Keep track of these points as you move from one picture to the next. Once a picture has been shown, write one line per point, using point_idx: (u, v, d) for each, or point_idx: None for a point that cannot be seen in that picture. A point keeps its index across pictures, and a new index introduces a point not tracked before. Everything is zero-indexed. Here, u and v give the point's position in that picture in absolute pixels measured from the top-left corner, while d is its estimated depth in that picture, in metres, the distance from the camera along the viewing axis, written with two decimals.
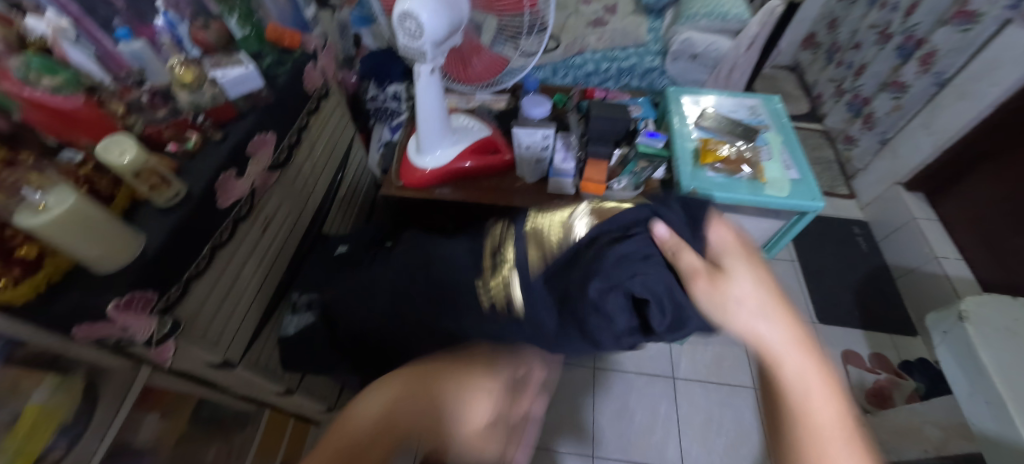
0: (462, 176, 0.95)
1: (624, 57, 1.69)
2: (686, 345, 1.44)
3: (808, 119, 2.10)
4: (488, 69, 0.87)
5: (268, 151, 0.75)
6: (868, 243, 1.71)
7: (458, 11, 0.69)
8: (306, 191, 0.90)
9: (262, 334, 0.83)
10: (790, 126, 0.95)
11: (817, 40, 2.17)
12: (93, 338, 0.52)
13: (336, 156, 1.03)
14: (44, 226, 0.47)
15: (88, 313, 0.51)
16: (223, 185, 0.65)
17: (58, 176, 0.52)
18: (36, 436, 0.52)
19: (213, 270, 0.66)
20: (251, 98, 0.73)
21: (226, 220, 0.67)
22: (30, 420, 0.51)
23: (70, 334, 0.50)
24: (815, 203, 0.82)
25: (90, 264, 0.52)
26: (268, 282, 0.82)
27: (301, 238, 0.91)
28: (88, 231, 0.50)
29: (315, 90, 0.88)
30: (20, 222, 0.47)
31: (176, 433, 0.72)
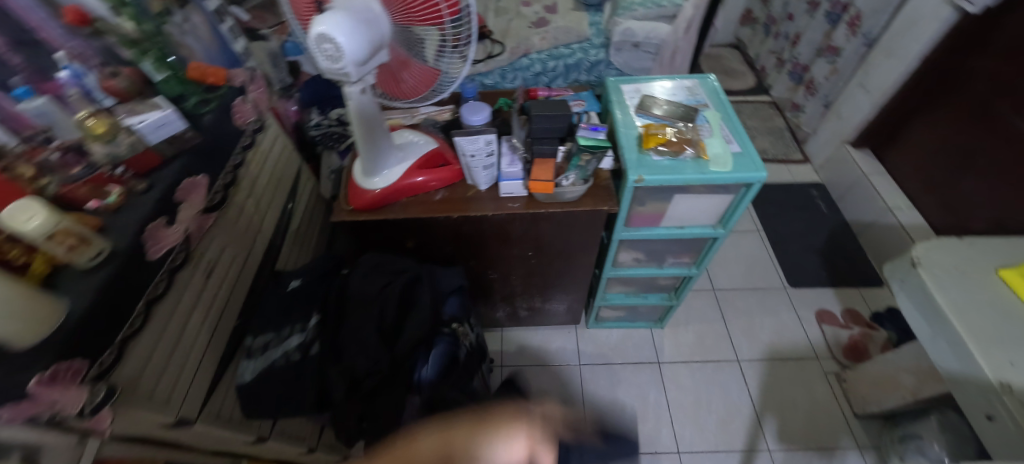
0: (415, 192, 0.92)
1: (569, 54, 1.67)
2: (667, 328, 1.45)
3: (756, 92, 2.16)
4: (420, 82, 0.83)
5: (201, 194, 0.72)
6: (827, 204, 1.75)
7: (377, 29, 0.67)
8: (252, 229, 0.86)
9: (222, 384, 0.76)
10: (727, 104, 0.95)
11: (753, 16, 2.24)
12: (20, 421, 0.46)
13: (284, 187, 0.99)
14: None
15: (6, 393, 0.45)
16: (152, 235, 0.63)
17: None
18: None
19: (152, 325, 0.62)
20: (176, 142, 0.70)
21: (160, 273, 0.64)
22: None
23: None
24: (717, 232, 0.93)
25: (8, 343, 0.46)
26: (222, 329, 0.77)
27: (254, 279, 0.86)
28: None
29: (249, 124, 0.86)
30: None
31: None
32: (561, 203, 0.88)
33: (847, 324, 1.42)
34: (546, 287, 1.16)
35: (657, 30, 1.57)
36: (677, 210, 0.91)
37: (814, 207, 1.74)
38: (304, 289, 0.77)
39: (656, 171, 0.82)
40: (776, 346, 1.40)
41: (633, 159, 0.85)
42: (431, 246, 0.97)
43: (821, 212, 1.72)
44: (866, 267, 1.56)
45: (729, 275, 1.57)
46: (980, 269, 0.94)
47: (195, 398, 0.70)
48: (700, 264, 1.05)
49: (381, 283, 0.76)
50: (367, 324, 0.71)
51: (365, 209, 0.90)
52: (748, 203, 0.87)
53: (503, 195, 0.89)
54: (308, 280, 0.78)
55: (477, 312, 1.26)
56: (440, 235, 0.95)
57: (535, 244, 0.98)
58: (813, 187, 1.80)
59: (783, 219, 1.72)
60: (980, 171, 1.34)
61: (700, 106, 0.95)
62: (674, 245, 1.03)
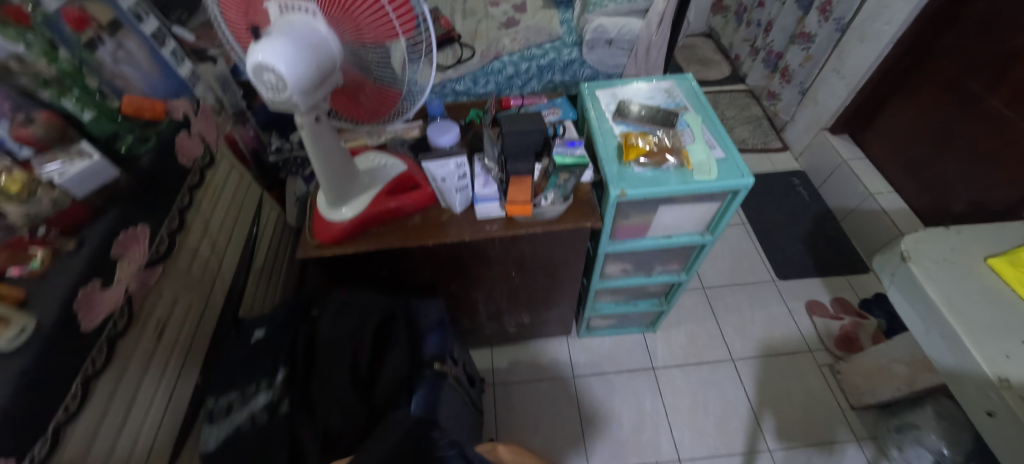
0: (385, 220, 0.86)
1: (542, 53, 1.58)
2: (659, 331, 1.41)
3: (732, 81, 2.14)
4: (380, 103, 0.77)
5: (143, 246, 0.65)
6: (809, 191, 1.74)
7: (324, 53, 0.61)
8: (209, 275, 0.79)
9: (181, 454, 0.70)
10: (707, 105, 0.91)
11: (724, 4, 2.22)
12: None
13: (246, 222, 0.92)
14: None
15: None
16: (86, 301, 0.56)
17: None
18: None
19: (95, 401, 0.56)
20: (108, 189, 0.63)
21: (98, 343, 0.57)
22: None
23: None
24: (705, 239, 0.90)
25: None
26: (180, 393, 0.70)
27: (215, 329, 0.79)
28: None
29: (196, 160, 0.79)
30: None
31: None
32: (542, 222, 0.83)
33: (837, 314, 1.40)
34: (533, 303, 1.11)
35: (629, 26, 1.49)
36: (662, 220, 0.87)
37: (796, 195, 1.73)
38: (268, 340, 0.71)
39: (638, 185, 0.78)
40: (768, 341, 1.38)
41: (613, 173, 0.80)
42: (407, 274, 0.92)
43: (804, 200, 1.71)
44: (851, 254, 1.55)
45: (716, 271, 1.55)
46: (968, 258, 0.92)
47: None
48: (689, 269, 1.02)
49: (353, 326, 0.71)
50: (340, 376, 0.65)
51: (331, 243, 0.83)
52: (735, 209, 0.83)
53: (480, 217, 0.84)
54: (273, 331, 0.72)
55: (464, 333, 1.20)
56: (415, 263, 0.89)
57: (517, 264, 0.93)
58: (794, 175, 1.79)
59: (768, 209, 1.70)
60: (958, 152, 1.33)
61: (679, 109, 0.91)
62: (661, 253, 0.99)
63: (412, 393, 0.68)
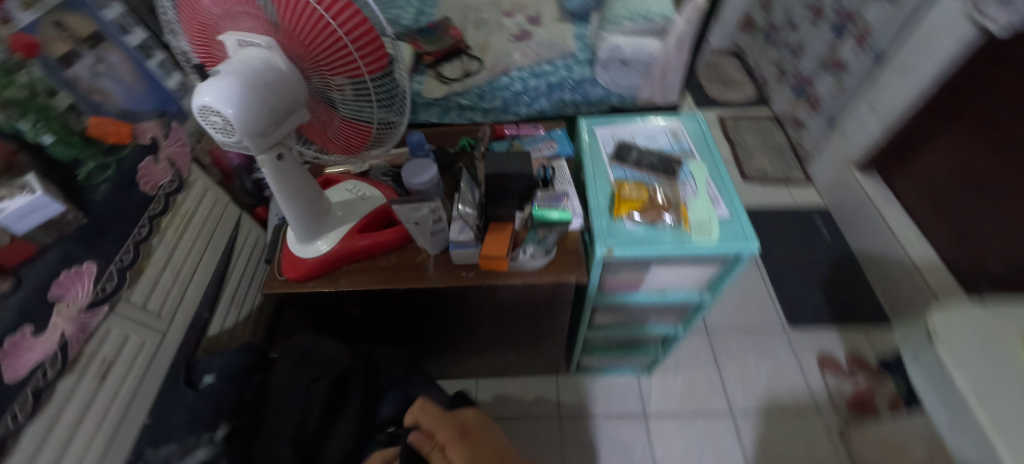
0: (357, 258, 0.81)
1: (552, 71, 1.47)
2: (655, 374, 1.32)
3: (756, 105, 2.02)
4: (350, 141, 0.71)
5: (86, 285, 0.62)
6: (831, 231, 1.62)
7: (282, 92, 0.56)
8: (168, 307, 0.76)
9: None
10: (716, 153, 0.83)
11: (753, 22, 2.10)
12: None
13: (219, 248, 0.89)
14: None
15: None
16: (14, 347, 0.53)
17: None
18: None
19: (21, 454, 0.53)
20: (53, 225, 0.59)
21: (24, 392, 0.53)
22: None
23: None
24: (702, 298, 0.83)
25: None
26: (123, 437, 0.67)
27: (172, 366, 0.76)
28: None
29: (162, 186, 0.76)
30: None
31: None
32: (523, 272, 0.75)
33: (851, 372, 1.30)
34: (518, 346, 1.04)
35: (645, 46, 1.40)
36: (654, 278, 0.80)
37: (816, 234, 1.61)
38: (216, 388, 0.67)
39: (628, 244, 0.71)
40: (773, 395, 1.28)
41: (602, 226, 0.73)
42: (380, 315, 0.86)
43: (824, 241, 1.60)
44: (873, 305, 1.43)
45: (722, 312, 1.45)
46: (1005, 338, 0.77)
47: None
48: (686, 323, 0.94)
49: (308, 379, 0.66)
50: (281, 438, 0.60)
51: (300, 281, 0.79)
52: (737, 272, 0.76)
53: (456, 261, 0.77)
54: (222, 379, 0.68)
55: (445, 368, 1.15)
56: (389, 305, 0.84)
57: (498, 309, 0.87)
58: (816, 211, 1.68)
59: (785, 247, 1.59)
60: (997, 204, 1.21)
61: (685, 156, 0.83)
62: (656, 307, 0.92)
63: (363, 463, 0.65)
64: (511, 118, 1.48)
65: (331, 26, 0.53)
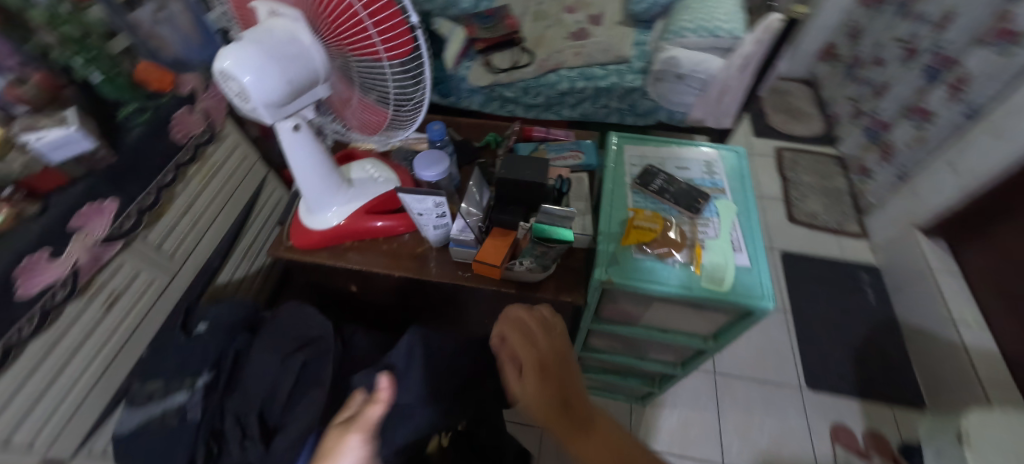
0: (361, 236, 0.82)
1: (603, 76, 1.42)
2: (649, 407, 1.27)
3: (821, 142, 1.87)
4: (368, 121, 0.71)
5: (104, 221, 0.66)
6: (877, 293, 1.48)
7: (302, 67, 0.56)
8: (180, 252, 0.81)
9: (106, 423, 0.72)
10: (750, 194, 0.77)
11: (836, 52, 1.94)
12: None
13: (237, 204, 0.93)
14: None
15: None
16: (28, 268, 0.57)
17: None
18: None
19: (19, 365, 0.57)
20: (85, 160, 0.63)
21: (31, 311, 0.58)
22: None
23: None
24: (706, 345, 0.78)
25: None
26: (117, 365, 0.72)
27: (173, 309, 0.81)
28: None
29: (193, 137, 0.79)
30: None
31: None
32: (518, 282, 0.74)
33: (865, 451, 1.20)
34: None
35: (706, 64, 1.31)
36: (657, 314, 0.76)
37: (859, 293, 1.48)
38: (205, 338, 0.71)
39: (630, 276, 0.67)
40: (773, 456, 1.20)
41: (608, 252, 0.70)
42: (377, 296, 0.88)
43: (867, 303, 1.46)
44: (908, 383, 1.30)
45: (735, 357, 1.37)
46: None
47: (71, 435, 0.67)
48: (685, 366, 0.90)
49: (287, 350, 0.68)
50: None
51: (304, 249, 0.81)
52: (747, 327, 0.71)
53: (456, 258, 0.77)
54: (213, 330, 0.72)
55: None
56: (386, 288, 0.85)
57: (491, 314, 0.85)
58: (864, 269, 1.54)
59: (822, 302, 1.47)
60: None
61: (715, 191, 0.78)
62: (656, 344, 0.87)
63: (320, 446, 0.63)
64: (553, 117, 1.50)
65: (359, 13, 0.53)
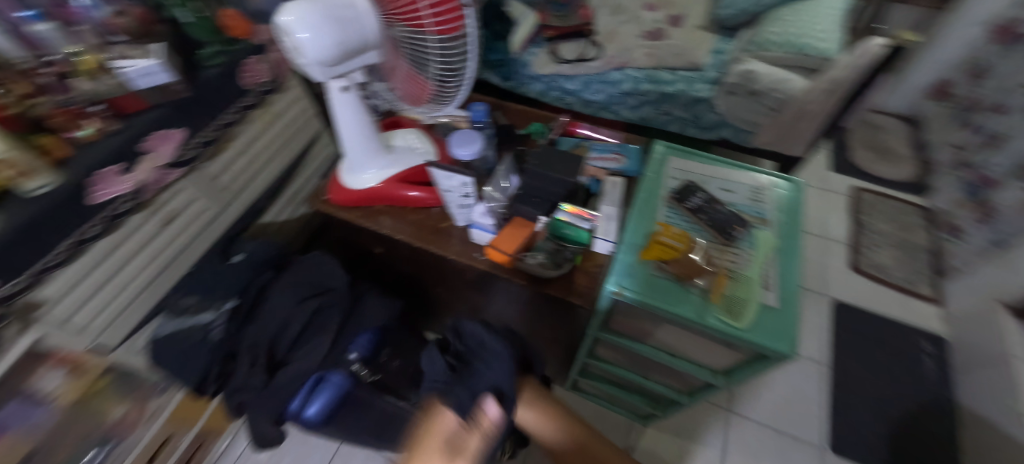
0: (390, 202, 0.84)
1: (670, 81, 1.36)
2: (651, 428, 1.23)
3: (908, 189, 1.68)
4: (412, 91, 0.73)
5: (171, 147, 0.73)
6: (938, 367, 1.33)
7: (354, 30, 0.58)
8: (234, 187, 0.88)
9: (148, 324, 0.82)
10: (796, 229, 0.69)
11: (949, 90, 1.71)
12: None
13: (290, 151, 1.00)
14: None
15: None
16: (100, 179, 0.64)
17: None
18: None
19: (83, 260, 0.66)
20: (164, 90, 0.70)
21: (100, 215, 0.66)
22: None
23: None
24: (715, 379, 0.74)
25: None
26: (165, 276, 0.81)
27: (220, 236, 0.89)
28: None
29: (259, 84, 0.86)
30: None
31: (78, 390, 0.75)
32: (528, 278, 0.71)
33: None
34: None
35: (787, 83, 1.22)
36: (667, 335, 0.73)
37: (915, 362, 1.34)
38: (238, 268, 0.78)
39: (641, 292, 0.64)
40: None
41: (624, 263, 0.67)
42: (399, 262, 0.91)
43: (922, 375, 1.32)
44: None
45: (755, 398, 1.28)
46: None
47: (119, 329, 0.76)
48: (692, 396, 0.86)
49: (305, 292, 0.74)
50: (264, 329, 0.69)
51: (339, 203, 0.85)
52: (762, 369, 0.65)
53: (473, 240, 0.77)
54: (245, 262, 0.78)
55: None
56: (406, 256, 0.88)
57: (502, 301, 0.86)
58: (928, 337, 1.38)
59: (868, 361, 1.34)
60: None
61: (756, 220, 0.71)
62: (664, 366, 0.84)
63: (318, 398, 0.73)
64: (610, 116, 1.46)
65: None
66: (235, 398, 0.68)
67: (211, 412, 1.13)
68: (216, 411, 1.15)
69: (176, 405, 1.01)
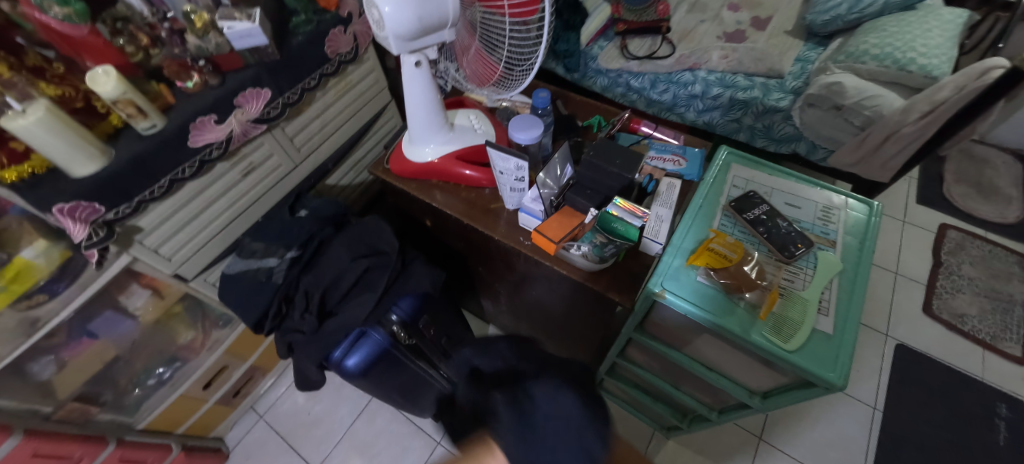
0: (446, 178, 0.87)
1: (746, 86, 1.29)
2: (675, 441, 1.20)
3: (1008, 234, 1.50)
4: (482, 72, 0.74)
5: (260, 105, 0.79)
6: (1013, 434, 1.19)
7: (437, 9, 0.60)
8: (308, 146, 0.95)
9: (221, 262, 0.91)
10: (866, 256, 0.64)
11: None
12: (62, 220, 0.62)
13: (360, 119, 1.06)
14: (28, 125, 0.56)
15: (44, 200, 0.60)
16: (198, 127, 0.72)
17: (31, 86, 0.59)
18: (20, 279, 0.70)
19: (175, 197, 0.75)
20: (258, 52, 0.76)
21: (194, 158, 0.74)
22: (16, 267, 0.70)
23: (50, 210, 0.60)
24: (751, 399, 0.71)
25: (71, 166, 0.62)
26: (240, 221, 0.89)
27: (290, 191, 0.97)
28: (63, 134, 0.58)
29: (340, 54, 0.90)
30: (4, 124, 0.55)
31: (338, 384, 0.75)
32: (571, 267, 0.73)
33: None
34: (550, 332, 1.03)
35: (879, 100, 1.11)
36: (707, 346, 0.71)
37: (985, 423, 1.21)
38: (302, 221, 0.84)
39: (685, 297, 0.63)
40: None
41: (671, 265, 0.66)
42: (446, 236, 0.95)
43: (992, 440, 1.18)
44: None
45: (791, 430, 1.21)
46: None
47: (197, 262, 0.85)
48: (722, 413, 0.84)
49: (358, 252, 0.78)
50: None
51: (397, 174, 0.90)
52: (806, 397, 0.62)
53: (522, 225, 0.79)
54: (309, 217, 0.84)
55: (484, 312, 1.21)
56: (454, 231, 0.91)
57: (540, 288, 0.87)
58: (1005, 400, 1.24)
59: (928, 413, 1.22)
60: None
61: (821, 241, 0.67)
62: (696, 379, 0.82)
63: (353, 348, 0.78)
64: (674, 118, 1.41)
65: None
66: (287, 337, 0.77)
67: (265, 350, 1.24)
68: (269, 350, 1.26)
69: (237, 337, 1.12)
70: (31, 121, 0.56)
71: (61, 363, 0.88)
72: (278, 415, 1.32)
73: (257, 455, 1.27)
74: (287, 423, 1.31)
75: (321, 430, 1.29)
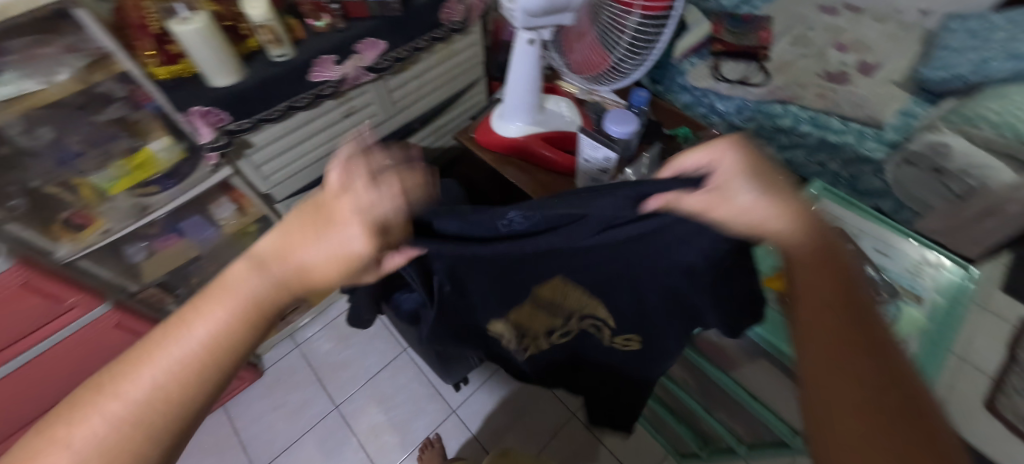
0: (526, 158, 0.91)
1: (839, 130, 1.24)
2: None
3: None
4: (588, 60, 0.77)
5: (374, 55, 0.84)
6: None
7: None
8: (402, 103, 1.01)
9: (304, 192, 0.98)
10: (953, 320, 0.62)
11: None
12: (193, 122, 0.69)
13: (451, 88, 1.11)
14: (189, 31, 0.62)
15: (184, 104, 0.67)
16: (319, 64, 0.78)
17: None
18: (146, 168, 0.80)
19: (284, 123, 0.81)
20: (383, 6, 0.81)
21: (309, 91, 0.80)
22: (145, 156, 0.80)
23: (187, 111, 0.68)
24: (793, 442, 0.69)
25: (209, 76, 0.69)
26: (329, 159, 0.96)
27: (377, 141, 1.03)
28: (214, 46, 0.65)
29: (452, 22, 0.94)
30: (171, 26, 0.63)
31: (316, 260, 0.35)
32: None
33: None
34: None
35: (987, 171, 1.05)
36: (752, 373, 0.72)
37: None
38: None
39: None
40: None
41: None
42: None
43: None
44: None
45: None
46: None
47: (286, 187, 0.93)
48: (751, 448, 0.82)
49: None
50: None
51: (481, 145, 0.94)
52: None
53: None
54: None
55: None
56: None
57: None
58: None
59: None
60: None
61: (906, 294, 0.65)
62: (732, 406, 0.81)
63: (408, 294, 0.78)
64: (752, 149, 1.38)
65: None
66: None
67: None
68: None
69: None
70: (192, 28, 0.62)
71: (151, 251, 0.98)
72: (312, 348, 1.40)
73: (287, 380, 1.35)
74: (319, 358, 1.38)
75: (348, 372, 1.36)
